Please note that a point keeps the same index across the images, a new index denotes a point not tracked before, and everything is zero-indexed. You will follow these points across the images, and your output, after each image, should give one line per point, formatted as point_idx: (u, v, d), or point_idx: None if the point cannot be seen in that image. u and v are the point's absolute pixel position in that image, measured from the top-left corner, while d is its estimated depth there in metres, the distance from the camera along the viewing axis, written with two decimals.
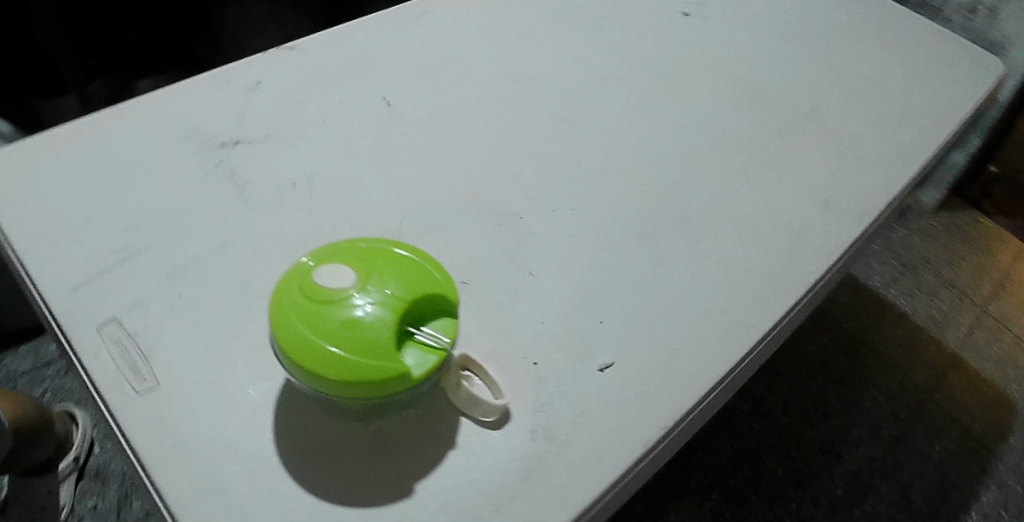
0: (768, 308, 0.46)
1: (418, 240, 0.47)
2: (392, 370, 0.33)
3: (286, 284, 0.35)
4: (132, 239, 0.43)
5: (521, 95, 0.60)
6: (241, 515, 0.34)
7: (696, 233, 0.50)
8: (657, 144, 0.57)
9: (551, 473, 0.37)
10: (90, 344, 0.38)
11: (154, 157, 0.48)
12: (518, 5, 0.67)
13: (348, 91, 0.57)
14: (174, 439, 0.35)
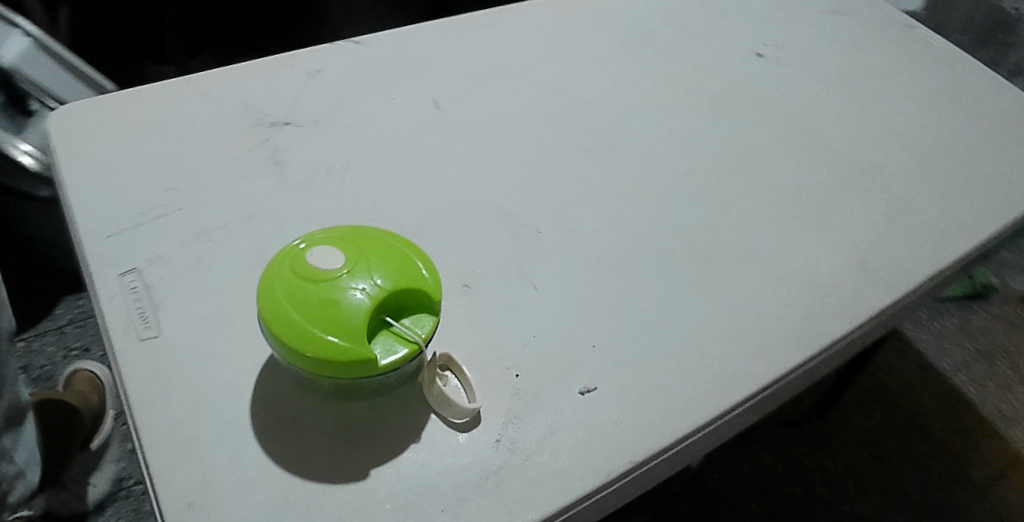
0: (772, 360, 0.45)
1: (433, 238, 0.48)
2: (363, 354, 0.34)
3: (280, 260, 0.37)
4: (171, 199, 0.47)
5: (570, 113, 0.59)
6: (203, 468, 0.35)
7: (715, 273, 0.49)
8: (699, 180, 0.55)
9: (506, 485, 0.37)
10: (108, 288, 0.41)
11: (208, 127, 0.52)
12: (588, 24, 0.68)
13: (401, 89, 0.58)
14: (161, 387, 0.38)
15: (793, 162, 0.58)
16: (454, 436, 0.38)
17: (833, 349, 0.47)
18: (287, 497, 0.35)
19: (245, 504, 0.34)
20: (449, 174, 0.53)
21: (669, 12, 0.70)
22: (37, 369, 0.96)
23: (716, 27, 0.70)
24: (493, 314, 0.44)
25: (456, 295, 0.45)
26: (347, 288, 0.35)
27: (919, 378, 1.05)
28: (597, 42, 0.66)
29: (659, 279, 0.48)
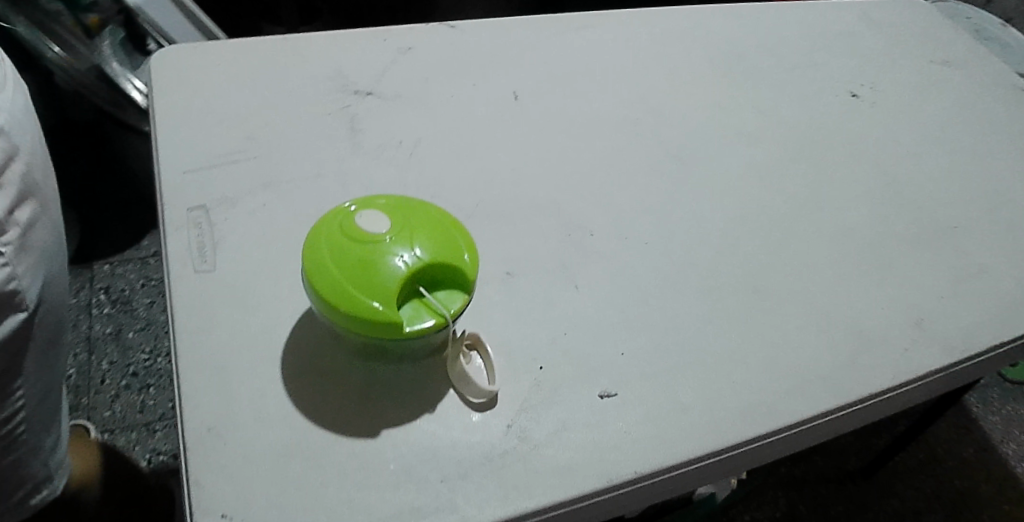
0: (802, 402, 0.44)
1: (485, 222, 0.49)
2: (391, 318, 0.36)
3: (330, 218, 0.38)
4: (248, 148, 0.49)
5: (648, 126, 0.58)
6: (228, 398, 0.37)
7: (762, 305, 0.48)
8: (766, 210, 0.54)
9: (508, 470, 0.38)
10: (177, 219, 0.44)
11: (295, 86, 0.54)
12: (685, 37, 0.67)
13: (486, 76, 0.59)
14: (206, 318, 0.40)
15: (867, 210, 0.56)
16: (468, 414, 0.39)
17: (870, 402, 0.46)
18: (300, 439, 0.37)
19: (260, 438, 0.36)
20: (513, 164, 0.53)
21: (770, 38, 0.68)
22: (117, 291, 1.01)
23: (816, 60, 0.67)
24: (529, 305, 0.45)
25: (497, 281, 0.45)
26: (387, 253, 0.37)
27: (977, 459, 0.99)
28: (690, 57, 0.65)
29: (703, 300, 0.47)
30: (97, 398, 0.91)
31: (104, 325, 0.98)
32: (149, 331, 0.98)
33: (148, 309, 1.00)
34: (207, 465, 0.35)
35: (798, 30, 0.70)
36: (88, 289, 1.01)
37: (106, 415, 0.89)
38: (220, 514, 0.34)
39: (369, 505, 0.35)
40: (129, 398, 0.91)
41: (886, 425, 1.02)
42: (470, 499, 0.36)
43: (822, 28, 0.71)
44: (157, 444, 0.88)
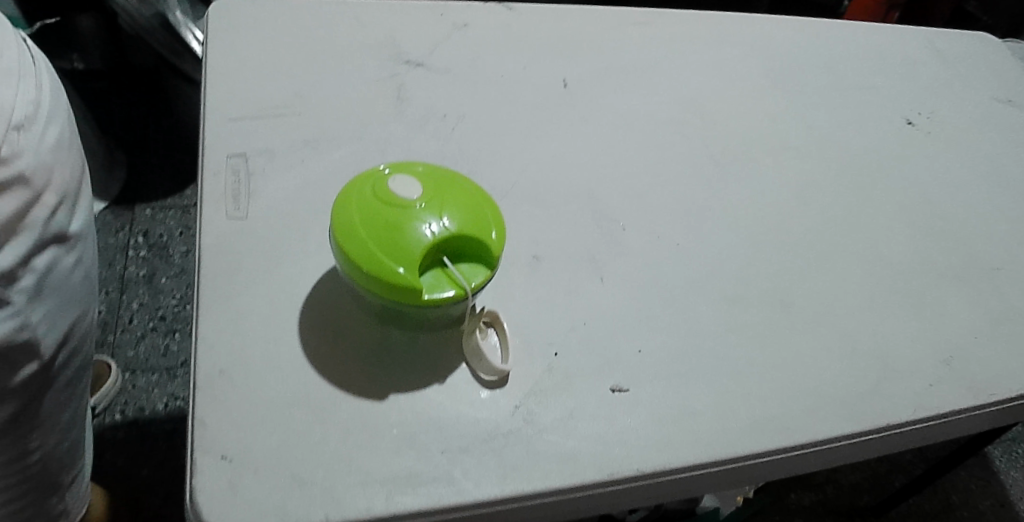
0: (816, 423, 0.43)
1: (518, 204, 0.49)
2: (411, 283, 0.36)
3: (365, 179, 0.39)
4: (294, 104, 0.50)
5: (693, 129, 0.57)
6: (245, 343, 0.38)
7: (788, 322, 0.47)
8: (805, 227, 0.53)
9: (509, 450, 0.37)
10: (217, 164, 0.45)
11: (347, 49, 0.54)
12: (745, 42, 0.65)
13: (538, 62, 0.58)
14: (232, 263, 0.41)
15: (909, 240, 0.54)
16: (477, 390, 0.39)
17: (888, 433, 0.44)
18: (308, 393, 0.37)
19: (270, 386, 0.37)
20: (553, 151, 0.52)
21: (835, 54, 0.66)
22: (154, 236, 1.03)
23: (879, 81, 0.65)
24: (552, 292, 0.44)
25: (522, 264, 0.45)
26: (414, 219, 0.37)
27: (993, 515, 0.96)
28: (749, 66, 0.63)
29: (728, 308, 0.46)
30: (123, 337, 0.93)
31: (139, 267, 1.00)
32: (181, 279, 0.99)
33: (183, 257, 1.02)
34: (215, 406, 0.36)
35: (864, 48, 0.67)
36: (128, 230, 1.03)
37: (130, 354, 0.92)
38: (221, 455, 0.34)
39: (367, 465, 0.35)
40: (154, 341, 0.93)
41: (903, 465, 0.99)
42: (468, 474, 0.36)
43: (891, 50, 0.68)
44: (176, 389, 0.90)
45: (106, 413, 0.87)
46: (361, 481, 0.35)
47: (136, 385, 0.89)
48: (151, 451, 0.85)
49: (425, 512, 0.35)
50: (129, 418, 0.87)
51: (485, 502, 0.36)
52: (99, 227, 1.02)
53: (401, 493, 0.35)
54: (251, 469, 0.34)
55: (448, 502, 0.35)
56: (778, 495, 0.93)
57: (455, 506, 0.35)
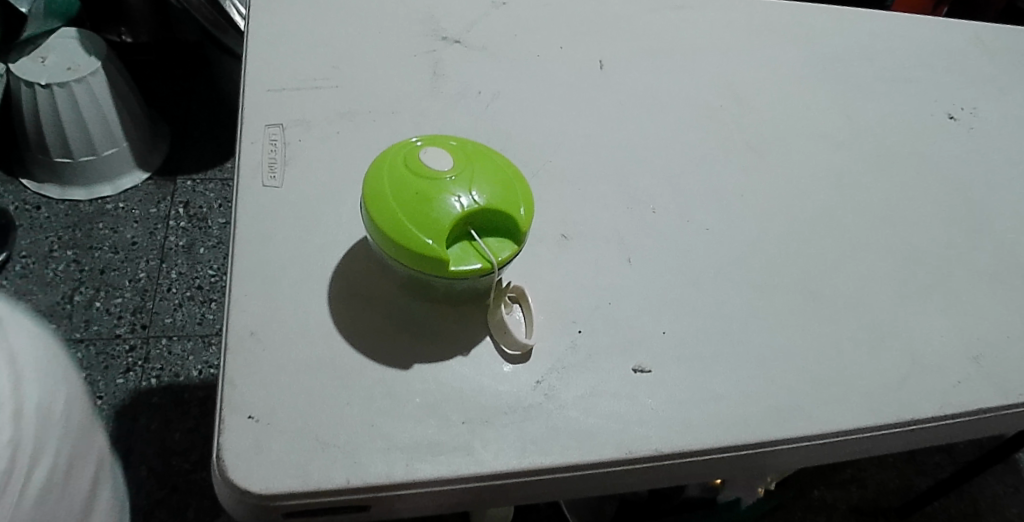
0: (840, 414, 0.42)
1: (548, 182, 0.49)
2: (438, 254, 0.36)
3: (397, 151, 0.39)
4: (331, 76, 0.50)
5: (729, 115, 0.56)
6: (275, 307, 0.39)
7: (816, 312, 0.46)
8: (840, 217, 0.52)
9: (528, 423, 0.38)
10: (255, 134, 0.46)
11: (384, 25, 0.55)
12: (789, 27, 0.64)
13: (575, 42, 0.58)
14: (266, 229, 0.42)
15: (946, 235, 0.53)
16: (500, 363, 0.39)
17: (914, 427, 0.44)
18: (333, 358, 0.38)
19: (297, 349, 0.38)
20: (586, 131, 0.52)
21: (880, 43, 0.65)
22: (195, 208, 1.05)
23: (926, 72, 0.63)
24: (579, 271, 0.44)
25: (551, 242, 0.45)
26: (444, 192, 0.37)
27: None
28: (790, 53, 0.62)
29: (756, 294, 0.46)
30: (160, 304, 0.95)
31: (179, 237, 1.02)
32: (219, 250, 1.02)
33: (221, 229, 1.04)
34: (244, 366, 0.37)
35: (912, 38, 0.66)
36: (169, 201, 1.05)
37: (167, 321, 0.94)
38: (249, 415, 0.35)
39: (388, 431, 0.36)
40: (190, 309, 0.95)
41: (930, 467, 0.97)
42: (487, 445, 0.36)
43: (940, 40, 0.66)
44: (210, 357, 0.92)
45: (142, 377, 0.89)
46: (381, 446, 0.35)
47: (171, 351, 0.92)
48: (184, 416, 0.87)
49: (443, 480, 0.35)
50: (163, 384, 0.89)
51: (502, 473, 0.36)
52: (142, 197, 1.05)
53: (420, 459, 0.35)
54: (276, 429, 0.35)
55: (466, 472, 0.36)
56: (801, 491, 0.92)
57: (473, 476, 0.36)
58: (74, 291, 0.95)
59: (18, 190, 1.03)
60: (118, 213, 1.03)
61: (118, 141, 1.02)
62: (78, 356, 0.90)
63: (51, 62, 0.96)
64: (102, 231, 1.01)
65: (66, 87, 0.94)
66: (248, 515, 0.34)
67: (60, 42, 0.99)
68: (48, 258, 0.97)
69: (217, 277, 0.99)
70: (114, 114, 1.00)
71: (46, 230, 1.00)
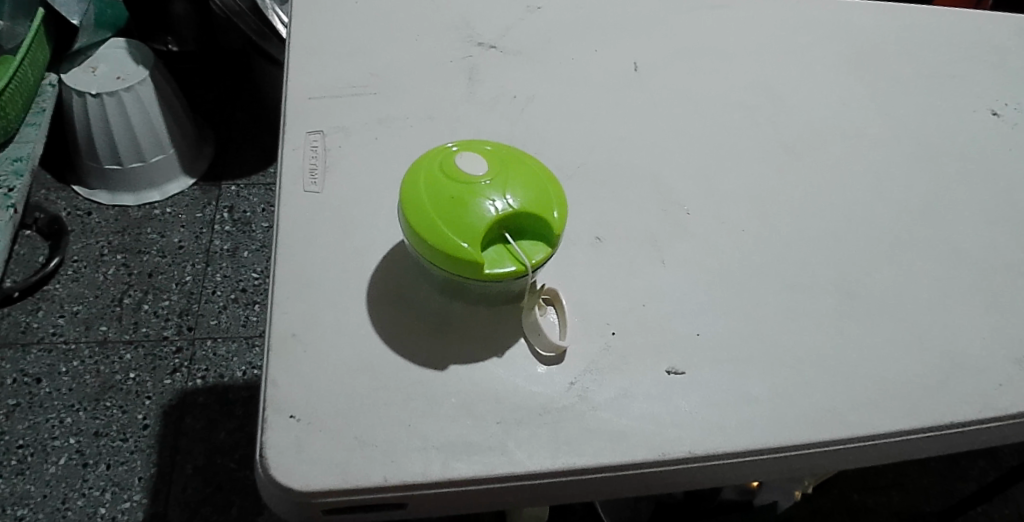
0: (876, 416, 0.42)
1: (583, 185, 0.49)
2: (474, 256, 0.37)
3: (432, 157, 0.40)
4: (370, 84, 0.52)
5: (765, 115, 0.56)
6: (315, 309, 0.40)
7: (854, 313, 0.46)
8: (879, 217, 0.51)
9: (563, 424, 0.38)
10: (296, 141, 0.47)
11: (420, 32, 0.56)
12: (828, 25, 0.63)
13: (608, 44, 0.58)
14: (307, 233, 0.43)
15: (989, 235, 0.52)
16: (534, 365, 0.40)
17: (952, 430, 0.43)
18: (371, 358, 0.38)
19: (335, 350, 0.38)
20: (620, 133, 0.52)
21: (921, 39, 0.63)
22: (238, 212, 1.08)
23: (969, 68, 0.62)
24: (613, 272, 0.45)
25: (585, 244, 0.46)
26: (479, 196, 0.38)
27: None
28: (828, 51, 0.61)
29: (792, 297, 0.46)
30: (206, 307, 0.98)
31: (224, 241, 1.05)
32: (262, 254, 1.04)
33: (264, 233, 1.06)
34: (285, 367, 0.38)
35: (953, 32, 0.64)
36: (214, 206, 1.08)
37: (212, 323, 0.97)
38: (290, 415, 0.36)
39: (424, 431, 0.36)
40: (234, 311, 0.98)
41: (974, 471, 0.95)
42: (521, 445, 0.37)
43: (985, 34, 0.64)
44: (254, 358, 0.94)
45: (188, 378, 0.92)
46: (417, 445, 0.36)
47: (217, 353, 0.94)
48: (229, 416, 0.90)
49: (478, 479, 0.36)
50: (209, 385, 0.92)
51: (536, 472, 0.36)
52: (187, 202, 1.08)
53: (456, 459, 0.36)
54: (317, 427, 0.36)
55: (500, 471, 0.36)
56: (840, 495, 0.91)
57: (507, 476, 0.36)
58: (124, 294, 0.98)
59: (70, 196, 1.07)
60: (165, 217, 1.06)
61: (165, 148, 1.05)
62: (127, 358, 0.93)
63: (101, 72, 0.99)
64: (150, 236, 1.04)
65: (115, 96, 0.98)
66: (289, 510, 0.35)
67: (109, 52, 1.02)
68: (98, 263, 1.01)
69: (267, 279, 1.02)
70: (160, 120, 1.03)
71: (96, 236, 1.03)
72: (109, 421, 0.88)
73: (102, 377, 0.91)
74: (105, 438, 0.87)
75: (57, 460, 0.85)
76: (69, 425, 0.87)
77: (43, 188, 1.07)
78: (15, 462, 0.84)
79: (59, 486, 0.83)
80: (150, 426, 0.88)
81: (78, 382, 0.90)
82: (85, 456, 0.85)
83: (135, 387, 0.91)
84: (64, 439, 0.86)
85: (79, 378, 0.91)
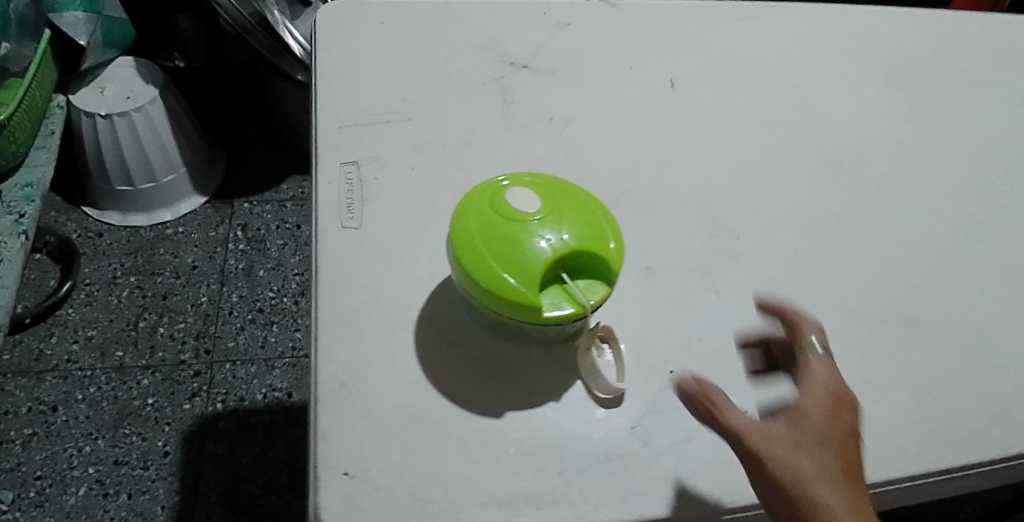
0: (941, 452, 0.41)
1: (628, 211, 0.47)
2: (531, 299, 0.35)
3: (480, 192, 0.38)
4: (402, 109, 0.50)
5: (808, 130, 0.54)
6: (361, 355, 0.38)
7: (913, 340, 0.44)
8: (932, 237, 0.49)
9: (627, 472, 0.36)
10: (330, 173, 0.45)
11: (450, 52, 0.54)
12: (864, 34, 0.61)
13: (642, 60, 0.56)
14: (348, 273, 0.41)
15: None
16: (593, 408, 0.38)
17: (1015, 461, 0.42)
18: (423, 407, 0.37)
19: (385, 399, 0.37)
20: (661, 155, 0.51)
21: (960, 46, 0.61)
22: (252, 230, 1.06)
23: (1009, 76, 0.60)
24: (666, 305, 0.43)
25: (635, 275, 0.44)
26: (532, 235, 0.36)
27: None
28: (866, 61, 0.59)
29: (849, 326, 0.44)
30: (223, 328, 0.96)
31: (238, 260, 1.03)
32: (278, 272, 1.03)
33: (280, 251, 1.05)
34: (335, 419, 0.36)
35: (991, 37, 0.62)
36: (227, 224, 1.06)
37: (230, 345, 0.95)
38: (344, 471, 0.35)
39: (483, 485, 0.35)
40: (253, 332, 0.96)
41: None
42: (585, 497, 0.35)
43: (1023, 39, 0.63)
44: (274, 380, 0.92)
45: (208, 402, 0.90)
46: (478, 500, 0.34)
47: (236, 376, 0.92)
48: (251, 441, 0.88)
49: None
50: (229, 409, 0.90)
51: None
52: (200, 221, 1.06)
53: (520, 514, 0.34)
54: (373, 484, 0.34)
55: None
56: None
57: None
58: (139, 317, 0.96)
59: (81, 218, 1.05)
60: (178, 237, 1.04)
61: (176, 166, 1.03)
62: (145, 383, 0.91)
63: (110, 92, 0.98)
64: (163, 256, 1.02)
65: (126, 116, 0.96)
66: None
67: (119, 72, 1.01)
68: (112, 285, 0.99)
69: (295, 301, 1.00)
70: (171, 139, 1.01)
71: (109, 258, 1.01)
72: (128, 449, 0.86)
73: (120, 404, 0.89)
74: (125, 467, 0.85)
75: (77, 491, 0.83)
76: (88, 454, 0.85)
77: (53, 210, 1.05)
78: (34, 494, 0.82)
79: (80, 518, 0.81)
80: (171, 453, 0.86)
81: (96, 409, 0.89)
82: (105, 486, 0.84)
83: (153, 413, 0.89)
84: (83, 469, 0.84)
85: (96, 405, 0.89)
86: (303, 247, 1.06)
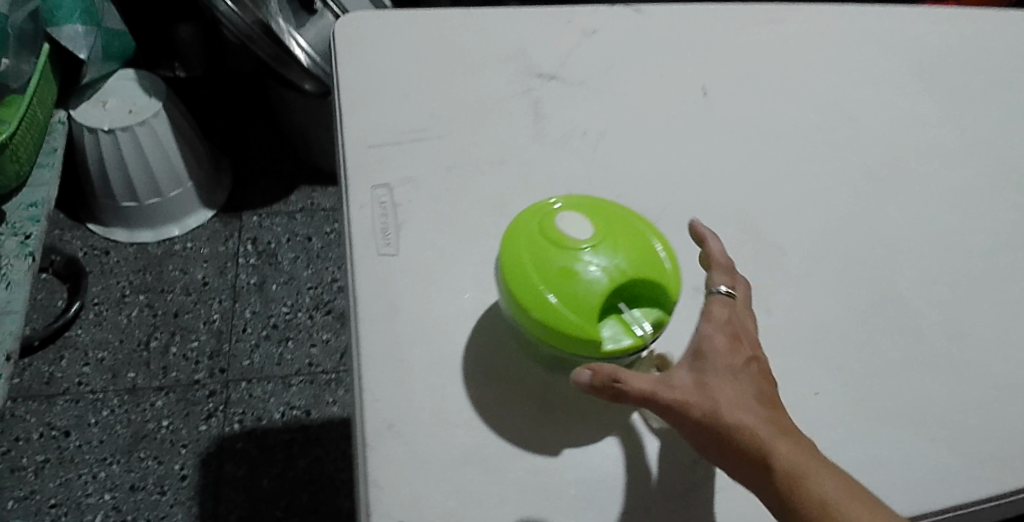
0: (1000, 474, 0.40)
1: (670, 228, 0.45)
2: (589, 333, 0.34)
3: (529, 218, 0.36)
4: (431, 126, 0.48)
5: (848, 136, 0.52)
6: (409, 393, 0.36)
7: (967, 358, 0.43)
8: (979, 247, 0.48)
9: (691, 510, 0.35)
10: (362, 197, 0.44)
11: (476, 63, 0.52)
12: (899, 30, 0.59)
13: (673, 67, 0.54)
14: (388, 304, 0.39)
15: None
16: (654, 441, 0.36)
17: None
18: (478, 448, 0.35)
19: (437, 440, 0.35)
20: (700, 167, 0.49)
21: (997, 40, 0.59)
22: (263, 244, 1.04)
23: None
24: None
25: (684, 296, 0.42)
26: (588, 263, 0.34)
27: None
28: (902, 61, 0.57)
29: (903, 344, 0.43)
30: (237, 346, 0.94)
31: (250, 275, 1.01)
32: (291, 286, 1.01)
33: (291, 264, 1.03)
34: (387, 463, 0.34)
35: None
36: (237, 238, 1.04)
37: (245, 364, 0.93)
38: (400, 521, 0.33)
39: None
40: (267, 349, 0.94)
41: None
42: None
43: None
44: (292, 398, 0.91)
45: (225, 422, 0.88)
46: None
47: (252, 395, 0.91)
48: (270, 462, 0.86)
49: None
50: (247, 429, 0.88)
51: None
52: (209, 235, 1.04)
53: None
54: None
55: None
56: None
57: None
58: (150, 336, 0.94)
59: (86, 236, 1.03)
60: (187, 253, 1.02)
61: (183, 181, 1.01)
62: (159, 405, 0.89)
63: (112, 107, 0.95)
64: (172, 273, 1.00)
65: (129, 131, 0.94)
66: None
67: (119, 85, 0.98)
68: (121, 304, 0.97)
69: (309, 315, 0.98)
70: (177, 153, 0.99)
71: (117, 276, 0.99)
72: (145, 474, 0.84)
73: (134, 426, 0.87)
74: (143, 492, 0.83)
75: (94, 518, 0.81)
76: (104, 480, 0.84)
77: (57, 228, 1.03)
78: None
79: None
80: (189, 477, 0.84)
81: (110, 433, 0.87)
82: (123, 513, 0.82)
83: (169, 435, 0.87)
84: (99, 496, 0.83)
85: (110, 429, 0.87)
86: (315, 259, 1.04)
